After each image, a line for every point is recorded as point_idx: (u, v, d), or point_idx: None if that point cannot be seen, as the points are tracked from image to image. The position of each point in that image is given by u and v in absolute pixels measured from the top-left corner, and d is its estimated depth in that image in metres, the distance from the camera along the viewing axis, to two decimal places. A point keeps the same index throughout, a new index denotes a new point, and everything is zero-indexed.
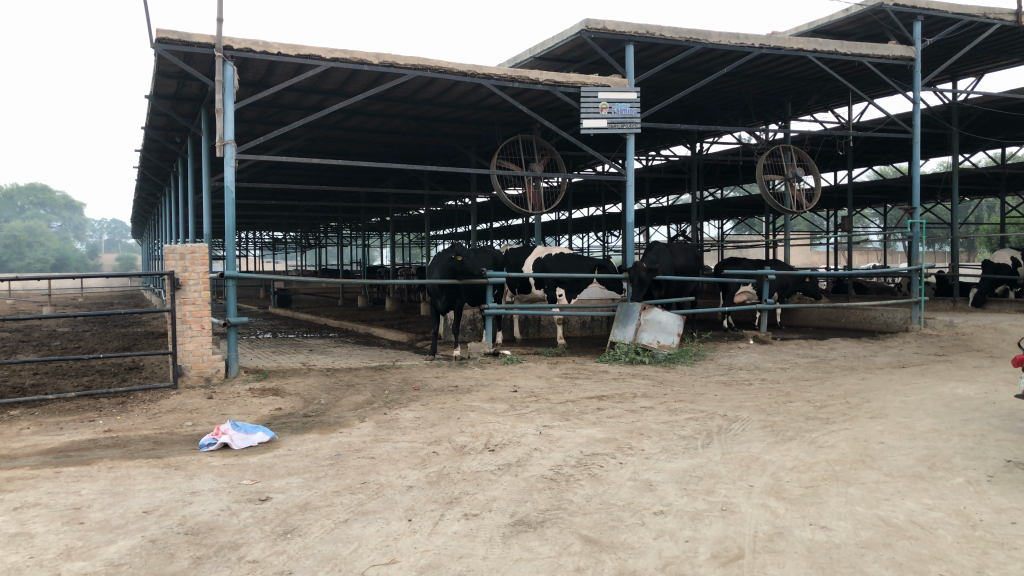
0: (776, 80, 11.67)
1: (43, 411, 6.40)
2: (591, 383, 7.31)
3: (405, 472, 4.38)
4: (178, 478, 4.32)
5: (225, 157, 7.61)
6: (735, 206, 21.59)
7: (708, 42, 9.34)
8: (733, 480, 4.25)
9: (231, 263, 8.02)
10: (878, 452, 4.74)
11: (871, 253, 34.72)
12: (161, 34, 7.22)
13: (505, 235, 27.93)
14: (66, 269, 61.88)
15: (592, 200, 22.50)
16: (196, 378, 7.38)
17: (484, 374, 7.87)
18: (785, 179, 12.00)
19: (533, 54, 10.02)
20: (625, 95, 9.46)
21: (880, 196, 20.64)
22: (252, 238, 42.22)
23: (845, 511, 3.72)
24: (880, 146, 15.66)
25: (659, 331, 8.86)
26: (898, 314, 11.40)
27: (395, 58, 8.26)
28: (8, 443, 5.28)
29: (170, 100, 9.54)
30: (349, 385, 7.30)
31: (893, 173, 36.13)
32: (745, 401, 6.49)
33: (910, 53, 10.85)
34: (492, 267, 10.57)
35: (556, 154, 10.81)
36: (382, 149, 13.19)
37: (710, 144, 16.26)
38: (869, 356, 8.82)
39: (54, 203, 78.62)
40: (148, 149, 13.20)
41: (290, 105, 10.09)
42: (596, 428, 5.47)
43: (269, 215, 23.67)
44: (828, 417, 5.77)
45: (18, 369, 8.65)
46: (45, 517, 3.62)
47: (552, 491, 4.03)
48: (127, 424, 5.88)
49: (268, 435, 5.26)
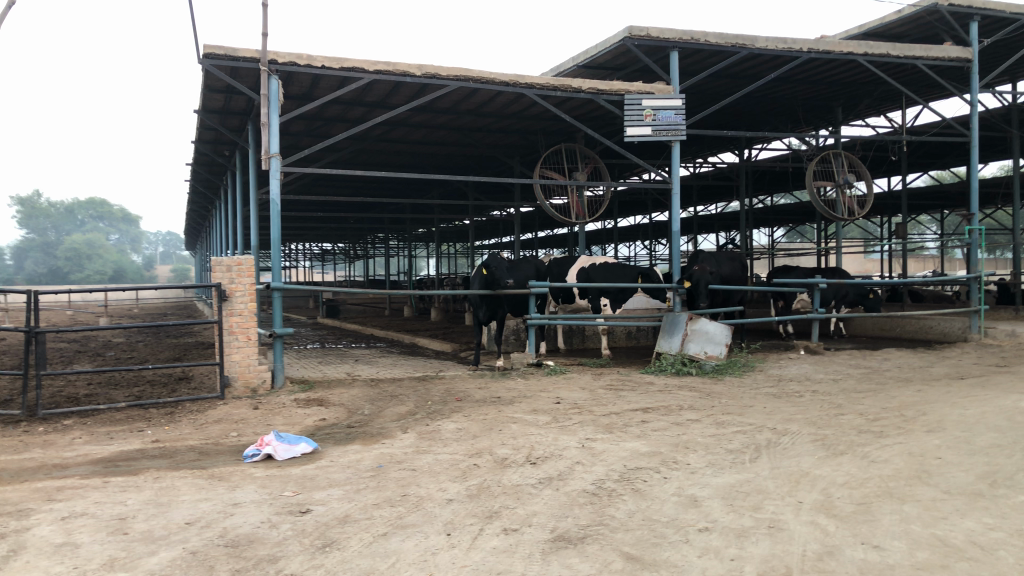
0: (826, 84, 11.42)
1: (94, 421, 6.53)
2: (635, 395, 7.20)
3: (445, 485, 4.35)
4: (221, 489, 4.35)
5: (271, 170, 7.70)
6: (785, 213, 21.22)
7: (754, 48, 9.18)
8: (781, 496, 4.13)
9: (277, 275, 8.09)
10: (935, 467, 4.56)
11: (927, 260, 33.91)
12: (208, 49, 7.34)
13: (551, 244, 27.87)
14: (123, 281, 63.68)
15: (638, 208, 22.31)
16: (243, 389, 7.47)
17: (527, 385, 7.80)
18: (836, 186, 11.73)
19: (576, 63, 9.98)
20: (669, 102, 9.34)
21: (936, 202, 20.08)
22: (302, 250, 42.90)
23: (900, 530, 3.57)
24: (935, 151, 15.23)
25: (706, 342, 8.71)
26: (956, 324, 11.06)
27: (437, 69, 8.28)
28: (59, 452, 5.39)
29: (219, 114, 9.71)
30: (392, 395, 7.30)
31: (950, 177, 35.29)
32: (795, 414, 6.31)
33: (966, 55, 10.52)
34: (535, 277, 10.51)
35: (599, 163, 10.72)
36: (427, 160, 13.26)
37: (758, 151, 16.01)
38: (926, 368, 8.54)
39: (113, 217, 81.20)
40: (199, 163, 13.48)
41: (335, 118, 10.20)
42: (640, 441, 5.38)
43: (317, 226, 23.98)
44: (882, 431, 5.59)
45: (73, 379, 8.86)
46: (91, 527, 3.66)
47: (593, 506, 3.95)
48: (175, 434, 5.96)
49: (311, 446, 5.28)
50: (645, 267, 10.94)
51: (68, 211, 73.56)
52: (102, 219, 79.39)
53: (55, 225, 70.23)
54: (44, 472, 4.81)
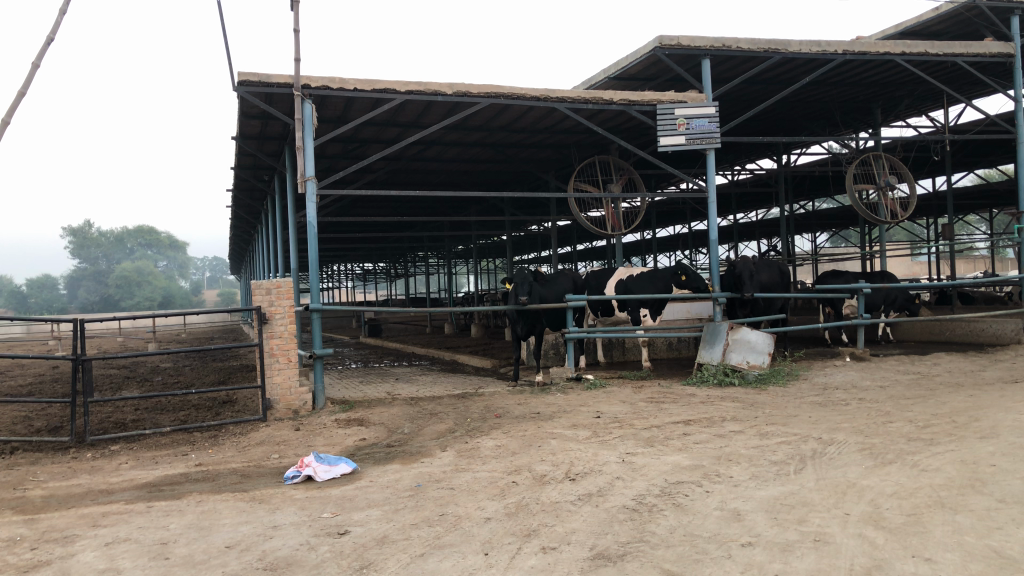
0: (863, 86, 11.22)
1: (140, 446, 6.63)
2: (677, 407, 7.10)
3: (483, 503, 4.32)
4: (261, 511, 4.38)
5: (307, 193, 7.79)
6: (827, 218, 20.88)
7: (788, 52, 9.05)
8: (827, 508, 4.02)
9: (317, 297, 8.15)
10: (989, 476, 4.40)
11: (977, 261, 33.14)
12: (243, 77, 7.46)
13: (590, 257, 27.78)
14: (172, 306, 65.10)
15: (676, 218, 22.12)
16: (285, 411, 7.52)
17: (568, 400, 7.73)
18: (878, 189, 11.50)
19: (607, 75, 9.95)
20: (702, 110, 9.27)
21: (985, 201, 19.56)
22: (344, 270, 43.41)
23: (952, 541, 3.45)
24: (982, 149, 14.86)
25: (748, 351, 8.56)
26: (1008, 326, 10.73)
27: (468, 87, 8.32)
28: (106, 477, 5.48)
29: (256, 140, 9.87)
30: (432, 413, 7.30)
31: (999, 176, 34.45)
32: (841, 422, 6.17)
33: (1009, 50, 10.26)
34: (572, 290, 10.43)
35: (634, 174, 10.63)
36: (462, 177, 13.32)
37: (797, 156, 15.77)
38: (978, 372, 8.29)
39: (162, 245, 83.14)
40: (239, 188, 13.70)
41: (370, 139, 10.31)
42: (681, 454, 5.29)
43: (357, 247, 24.22)
44: (932, 438, 5.42)
45: (121, 405, 9.03)
46: (134, 552, 3.70)
47: (633, 522, 3.89)
48: (218, 457, 6.03)
49: (351, 466, 5.29)
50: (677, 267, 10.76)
51: (118, 239, 75.45)
52: (150, 247, 80.97)
53: (105, 255, 71.94)
54: (92, 498, 4.89)
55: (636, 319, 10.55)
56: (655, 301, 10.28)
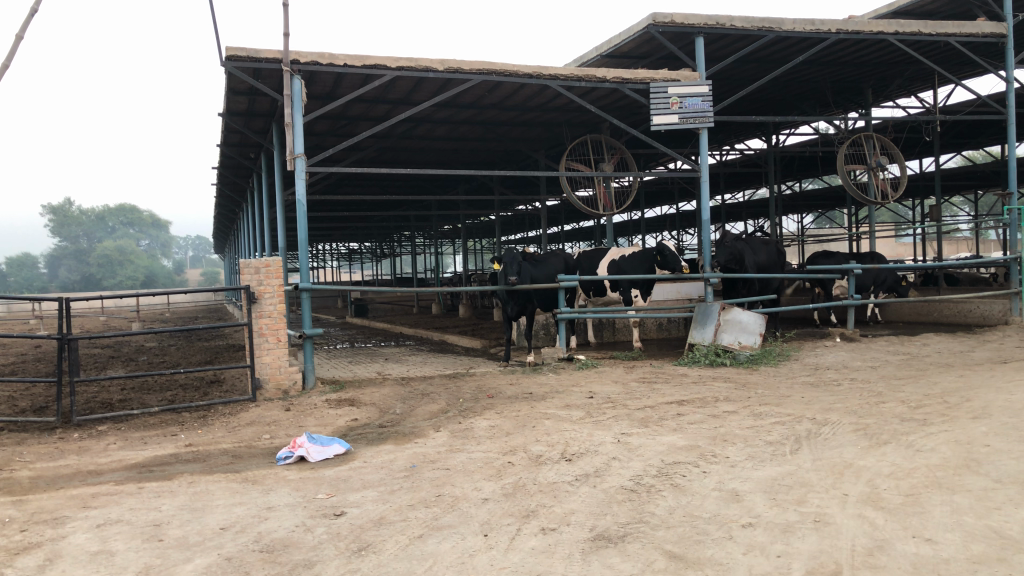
0: (855, 65, 11.18)
1: (128, 426, 6.56)
2: (669, 387, 7.08)
3: (480, 484, 4.28)
4: (255, 492, 4.32)
5: (296, 170, 7.66)
6: (814, 199, 20.93)
7: (781, 30, 8.99)
8: (825, 489, 4.01)
9: (307, 276, 8.03)
10: (984, 456, 4.41)
11: (959, 241, 33.38)
12: (230, 52, 7.33)
13: (577, 237, 27.77)
14: (154, 285, 64.67)
15: (664, 198, 22.08)
16: (274, 391, 7.46)
17: (559, 380, 7.71)
18: (868, 169, 11.50)
19: (599, 52, 9.86)
20: (695, 89, 9.19)
21: (972, 181, 19.61)
22: (329, 250, 43.21)
23: (952, 521, 3.44)
24: (970, 130, 14.86)
25: (740, 332, 8.56)
26: (996, 306, 10.80)
27: (459, 63, 8.21)
28: (95, 458, 5.41)
29: (243, 117, 9.72)
30: (424, 394, 7.25)
31: (982, 158, 34.95)
32: (834, 403, 6.17)
33: (1001, 30, 10.23)
34: (563, 271, 10.36)
35: (626, 153, 10.57)
36: (451, 155, 13.20)
37: (786, 136, 15.75)
38: (966, 352, 8.32)
39: (144, 223, 82.53)
40: (226, 166, 13.55)
41: (359, 116, 10.18)
42: (676, 434, 5.28)
43: (344, 227, 24.08)
44: (925, 418, 5.43)
45: (107, 385, 8.94)
46: (127, 534, 3.64)
47: (633, 503, 3.86)
48: (208, 437, 5.96)
49: (344, 447, 5.24)
50: (659, 245, 10.70)
51: (101, 218, 74.89)
52: (133, 225, 80.45)
53: (86, 233, 71.14)
54: (80, 479, 4.82)
55: (627, 299, 10.50)
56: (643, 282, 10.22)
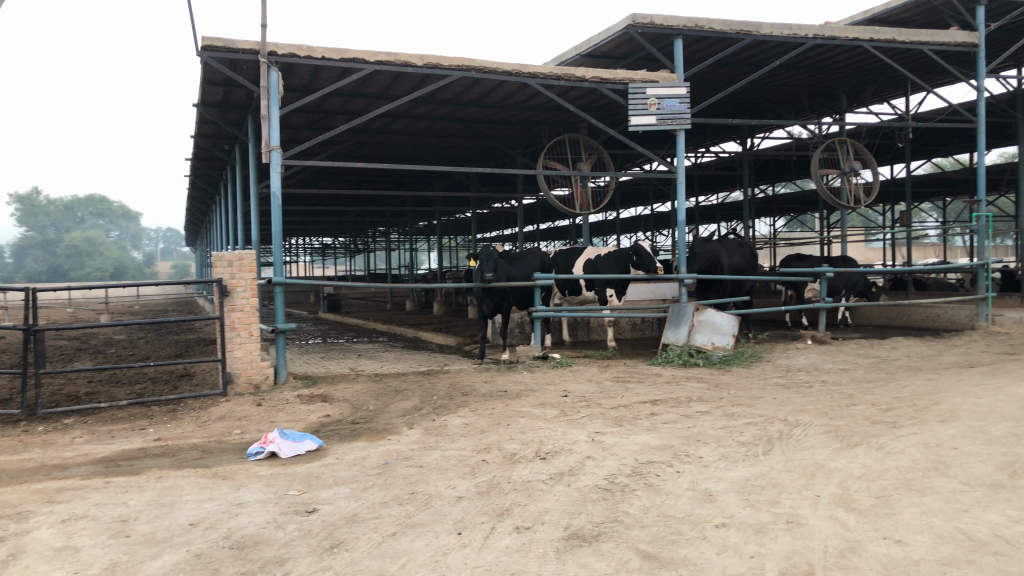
0: (831, 71, 11.30)
1: (94, 420, 6.44)
2: (643, 387, 7.10)
3: (454, 482, 4.26)
4: (225, 488, 4.26)
5: (271, 163, 7.58)
6: (787, 203, 21.14)
7: (760, 34, 9.05)
8: (798, 490, 4.03)
9: (281, 270, 7.95)
10: (953, 459, 4.47)
11: (928, 247, 33.87)
12: (206, 42, 7.23)
13: (553, 236, 27.82)
14: (124, 278, 63.88)
15: (639, 198, 22.17)
16: (246, 386, 7.37)
17: (534, 378, 7.70)
18: (842, 174, 11.62)
19: (579, 52, 9.87)
20: (673, 90, 9.22)
21: (942, 188, 19.89)
22: (302, 244, 42.88)
23: (922, 523, 3.48)
24: (940, 137, 15.08)
25: (713, 332, 8.56)
26: (963, 312, 10.96)
27: (438, 59, 8.16)
28: (60, 452, 5.30)
29: (218, 108, 9.60)
30: (397, 391, 7.21)
31: (951, 165, 35.63)
32: (806, 404, 6.22)
33: (973, 39, 10.39)
34: (539, 269, 10.36)
35: (604, 153, 10.58)
36: (428, 151, 13.15)
37: (762, 139, 15.88)
38: (934, 356, 8.44)
39: (114, 214, 81.41)
40: (199, 157, 13.38)
41: (335, 110, 10.11)
42: (650, 434, 5.29)
43: (318, 221, 23.91)
44: (895, 421, 5.49)
45: (74, 377, 8.79)
46: (93, 530, 3.57)
47: (607, 502, 3.86)
48: (177, 432, 5.87)
49: (316, 443, 5.18)
50: (635, 245, 10.72)
51: (69, 208, 73.75)
52: (102, 216, 79.35)
53: (54, 223, 69.94)
54: (45, 472, 4.73)
55: (602, 299, 10.52)
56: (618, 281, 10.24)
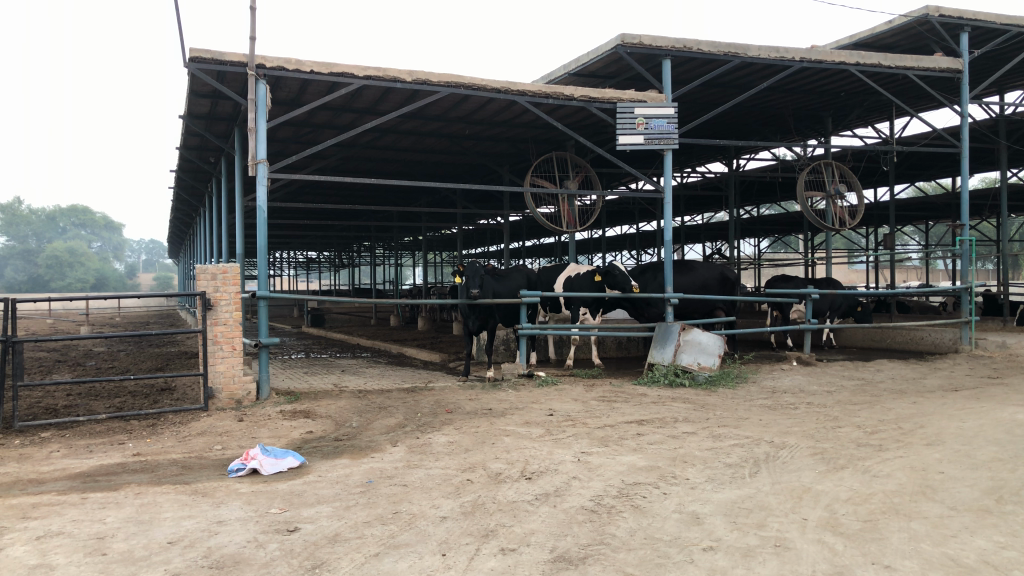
0: (817, 94, 11.39)
1: (73, 433, 6.33)
2: (629, 407, 7.07)
3: (438, 501, 4.21)
4: (204, 505, 4.18)
5: (258, 176, 7.52)
6: (771, 224, 21.27)
7: (746, 56, 9.11)
8: (785, 513, 4.01)
9: (265, 284, 7.86)
10: (939, 483, 4.45)
11: (911, 270, 34.20)
12: (194, 53, 7.19)
13: (538, 253, 27.90)
14: (105, 288, 63.29)
15: (625, 217, 22.22)
16: (227, 401, 7.28)
17: (519, 396, 7.63)
18: (826, 196, 11.67)
19: (567, 70, 9.90)
20: (661, 110, 9.24)
21: (925, 212, 20.06)
22: (286, 258, 42.75)
23: (910, 549, 3.45)
24: (924, 161, 15.23)
25: (699, 352, 8.59)
26: (947, 335, 11.02)
27: (428, 75, 8.15)
28: (37, 466, 5.20)
29: (204, 120, 9.56)
30: (381, 407, 7.14)
31: (934, 188, 36.26)
32: (792, 426, 6.21)
33: (957, 65, 10.50)
34: (525, 287, 10.33)
35: (591, 171, 10.61)
36: (415, 167, 13.13)
37: (747, 161, 15.98)
38: (919, 379, 8.46)
39: (96, 224, 80.82)
40: (184, 169, 13.31)
41: (323, 125, 10.09)
42: (636, 454, 5.26)
43: (304, 235, 23.82)
44: (881, 444, 5.49)
45: (52, 390, 8.65)
46: (68, 548, 3.48)
47: (593, 524, 3.82)
48: (157, 447, 5.78)
49: (298, 460, 5.11)
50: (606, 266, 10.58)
51: (51, 218, 73.32)
52: (84, 226, 78.86)
53: (34, 232, 69.29)
54: (21, 488, 4.63)
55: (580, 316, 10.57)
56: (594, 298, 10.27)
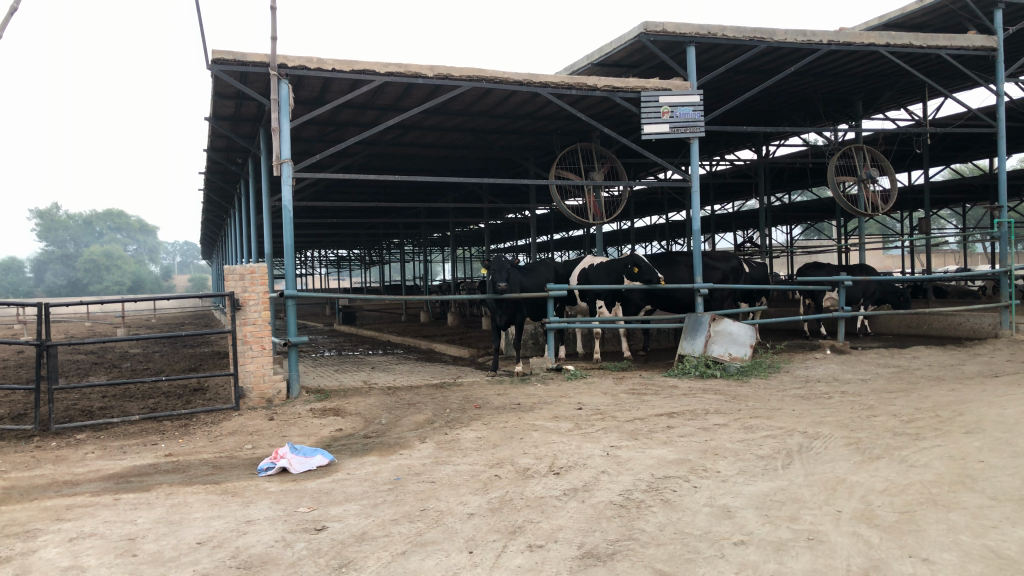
0: (847, 77, 11.17)
1: (108, 435, 6.41)
2: (659, 399, 6.99)
3: (465, 498, 4.18)
4: (234, 505, 4.20)
5: (283, 176, 7.55)
6: (803, 211, 20.97)
7: (773, 41, 8.96)
8: (819, 505, 3.93)
9: (293, 284, 7.90)
10: (980, 472, 4.33)
11: (948, 253, 33.67)
12: (217, 55, 7.22)
13: (567, 246, 27.79)
14: (142, 290, 64.26)
15: (654, 207, 22.04)
16: (258, 400, 7.33)
17: (548, 391, 7.58)
18: (858, 181, 11.44)
19: (590, 61, 9.82)
20: (687, 98, 9.12)
21: (962, 195, 19.64)
22: (317, 257, 43.15)
23: (948, 541, 3.36)
24: (960, 142, 14.90)
25: (730, 343, 8.55)
26: (986, 320, 10.75)
27: (449, 70, 8.12)
28: (72, 468, 5.27)
29: (230, 121, 9.63)
30: (410, 404, 7.14)
31: (970, 171, 35.68)
32: (825, 416, 6.10)
33: (992, 43, 10.24)
34: (552, 281, 10.28)
35: (617, 162, 10.51)
36: (439, 162, 13.12)
37: (777, 147, 15.75)
38: (958, 366, 8.27)
39: (131, 228, 82.23)
40: (213, 171, 13.42)
41: (347, 123, 10.12)
42: (667, 448, 5.19)
43: (334, 234, 23.97)
44: (918, 433, 5.36)
45: (88, 392, 8.78)
46: (100, 549, 3.52)
47: (622, 519, 3.77)
48: (189, 447, 5.83)
49: (327, 458, 5.12)
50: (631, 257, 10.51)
51: (88, 224, 74.78)
52: (120, 230, 80.28)
53: (72, 237, 70.56)
54: (55, 489, 4.69)
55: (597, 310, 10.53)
56: (611, 291, 10.21)
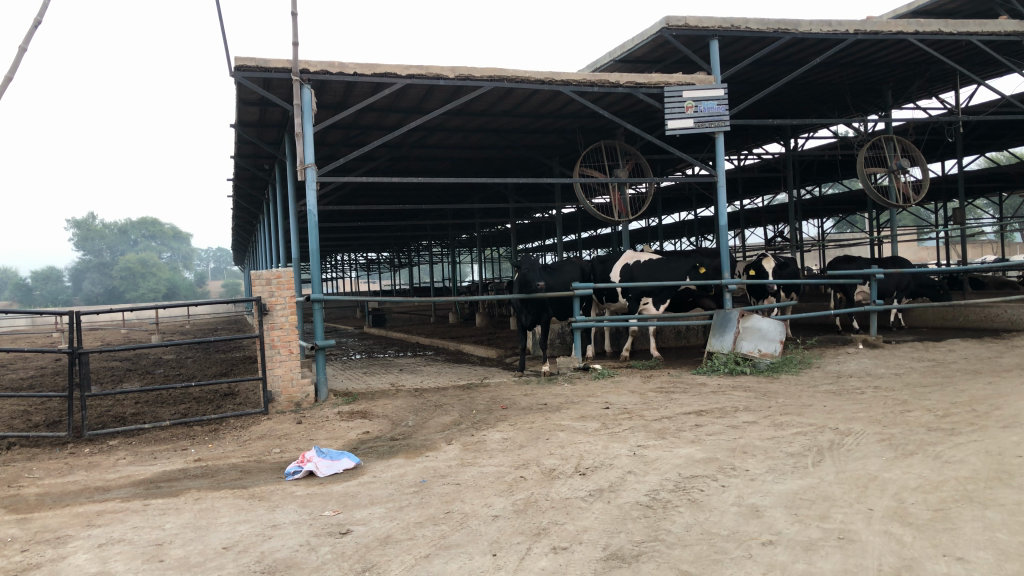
0: (875, 66, 10.98)
1: (139, 440, 6.48)
2: (687, 397, 6.92)
3: (490, 500, 4.16)
4: (260, 509, 4.22)
5: (306, 180, 7.61)
6: (834, 203, 20.66)
7: (798, 32, 8.83)
8: (850, 503, 3.85)
9: (320, 287, 7.93)
10: (1017, 468, 4.22)
11: (986, 244, 33.06)
12: (240, 62, 7.28)
13: (596, 244, 27.65)
14: (177, 296, 65.16)
15: (682, 203, 21.87)
16: (286, 404, 7.39)
17: (575, 390, 7.54)
18: (889, 172, 11.23)
19: (613, 57, 9.76)
20: (710, 92, 9.03)
21: (998, 184, 19.23)
22: (348, 261, 43.43)
23: (984, 539, 3.27)
24: (994, 130, 14.59)
25: (760, 340, 8.42)
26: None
27: (471, 71, 8.10)
28: (103, 474, 5.34)
29: (255, 127, 9.71)
30: (437, 405, 7.14)
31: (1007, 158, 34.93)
32: (857, 412, 5.98)
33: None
34: (579, 279, 10.22)
35: (642, 159, 10.43)
36: (463, 163, 13.12)
37: (806, 139, 15.55)
38: (995, 358, 8.08)
39: (165, 235, 83.53)
40: (240, 177, 13.55)
41: (370, 126, 10.16)
42: (695, 446, 5.13)
43: (362, 237, 24.09)
44: (953, 428, 5.24)
45: (121, 399, 8.90)
46: (128, 555, 3.55)
47: (648, 520, 3.72)
48: (218, 452, 5.88)
49: (353, 461, 5.13)
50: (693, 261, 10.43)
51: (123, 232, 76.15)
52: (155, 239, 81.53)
53: (108, 245, 71.84)
54: (87, 495, 4.74)
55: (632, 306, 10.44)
56: (665, 289, 10.11)
